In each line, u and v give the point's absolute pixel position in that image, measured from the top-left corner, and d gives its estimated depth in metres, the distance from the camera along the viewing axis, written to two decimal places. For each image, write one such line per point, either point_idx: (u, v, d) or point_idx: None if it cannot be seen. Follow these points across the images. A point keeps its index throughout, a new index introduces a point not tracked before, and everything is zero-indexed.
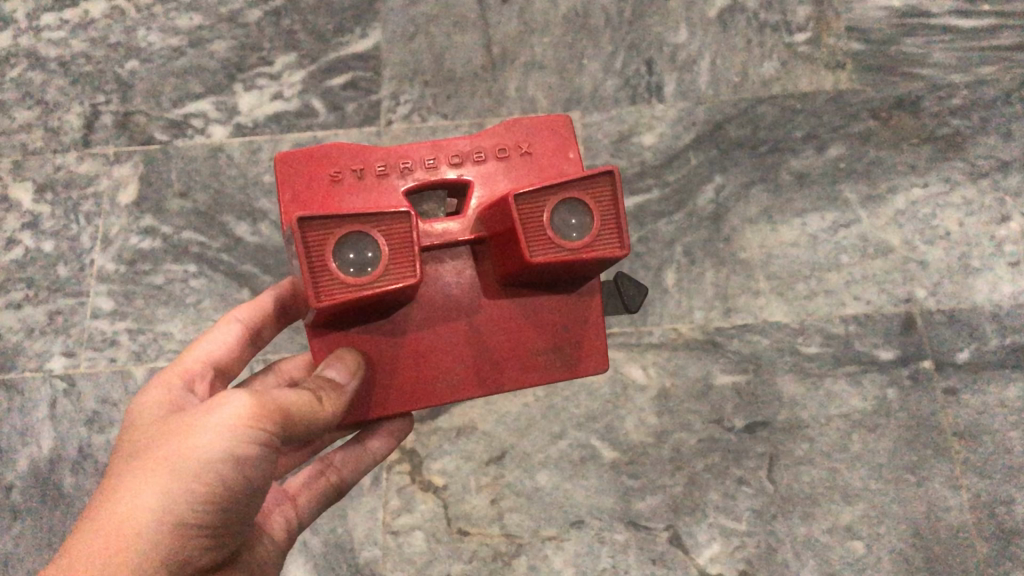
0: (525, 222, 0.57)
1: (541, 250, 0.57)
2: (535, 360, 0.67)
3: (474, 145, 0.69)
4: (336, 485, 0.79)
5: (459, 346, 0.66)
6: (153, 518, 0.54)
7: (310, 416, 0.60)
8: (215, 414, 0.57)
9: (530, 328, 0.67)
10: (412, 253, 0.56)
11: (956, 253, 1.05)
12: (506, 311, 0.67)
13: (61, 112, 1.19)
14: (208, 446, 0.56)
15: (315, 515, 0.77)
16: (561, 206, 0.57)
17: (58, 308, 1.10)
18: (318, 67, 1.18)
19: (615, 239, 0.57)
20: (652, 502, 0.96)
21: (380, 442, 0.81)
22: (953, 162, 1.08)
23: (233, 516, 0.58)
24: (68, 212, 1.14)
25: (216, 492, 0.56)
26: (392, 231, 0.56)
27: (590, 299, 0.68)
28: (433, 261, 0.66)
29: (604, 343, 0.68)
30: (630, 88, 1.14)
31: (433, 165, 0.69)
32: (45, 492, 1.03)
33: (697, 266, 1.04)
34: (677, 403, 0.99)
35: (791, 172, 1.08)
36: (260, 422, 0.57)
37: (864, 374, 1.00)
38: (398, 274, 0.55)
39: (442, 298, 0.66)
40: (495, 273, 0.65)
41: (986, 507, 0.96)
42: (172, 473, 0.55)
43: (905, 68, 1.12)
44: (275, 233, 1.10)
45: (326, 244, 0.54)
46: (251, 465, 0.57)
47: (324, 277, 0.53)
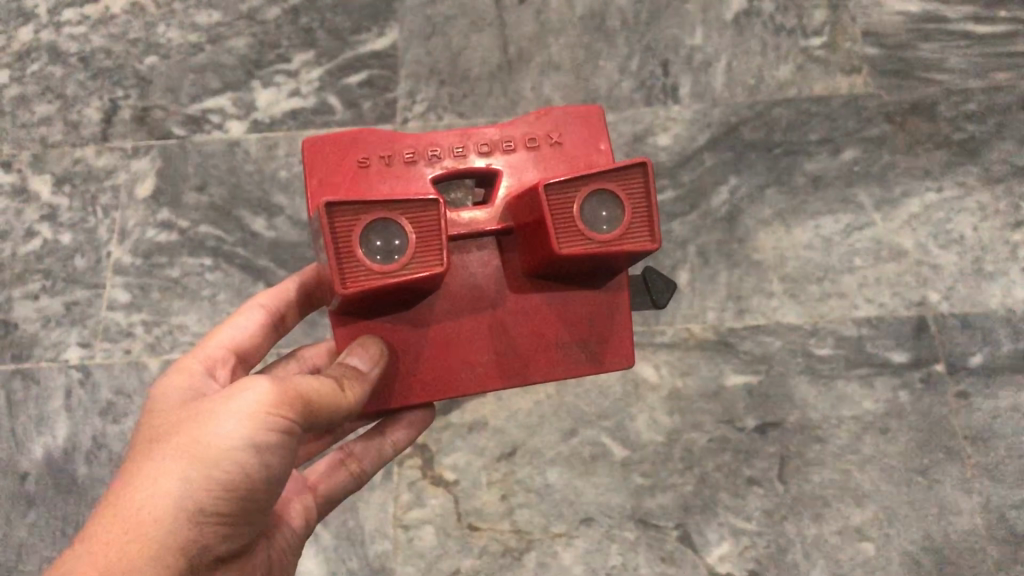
0: (555, 213, 0.57)
1: (569, 242, 0.57)
2: (561, 354, 0.68)
3: (504, 135, 0.70)
4: (356, 475, 0.79)
5: (485, 337, 0.67)
6: (172, 506, 0.56)
7: (334, 404, 0.60)
8: (239, 400, 0.58)
9: (556, 321, 0.68)
10: (439, 242, 0.56)
11: (971, 257, 1.05)
12: (531, 304, 0.67)
13: (81, 106, 1.20)
14: (229, 434, 0.57)
15: (332, 505, 0.78)
16: (590, 199, 0.58)
17: (75, 299, 1.11)
18: (336, 65, 1.18)
19: (646, 233, 0.58)
20: (662, 500, 0.96)
21: (401, 431, 0.80)
22: (968, 167, 1.08)
23: (254, 500, 0.59)
24: (86, 204, 1.15)
25: (235, 478, 0.57)
26: (419, 219, 0.56)
27: (617, 295, 0.68)
28: (460, 251, 0.67)
29: (631, 339, 0.68)
30: (645, 89, 1.14)
31: (461, 154, 0.69)
32: (60, 481, 1.04)
33: (709, 267, 1.04)
34: (689, 403, 1.00)
35: (806, 175, 1.09)
36: (282, 409, 0.57)
37: (876, 377, 1.00)
38: (424, 262, 0.56)
39: (467, 288, 0.67)
40: (521, 265, 0.66)
41: (997, 511, 0.96)
42: (193, 459, 0.56)
43: (921, 71, 1.12)
44: (291, 229, 1.11)
45: (354, 230, 0.55)
46: (272, 452, 0.58)
47: (351, 263, 0.54)
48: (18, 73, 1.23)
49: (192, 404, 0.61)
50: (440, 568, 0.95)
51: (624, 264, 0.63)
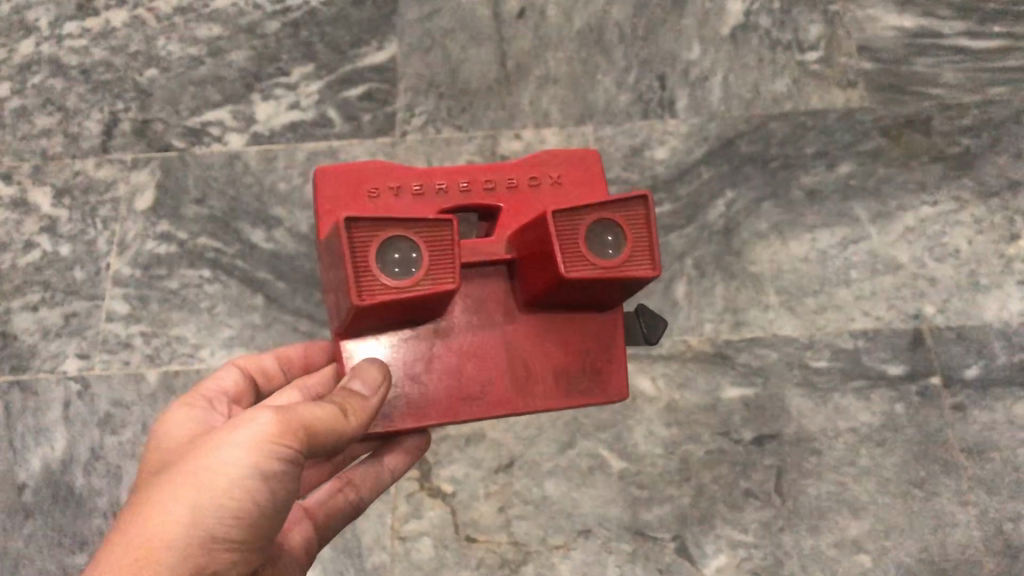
0: (564, 239, 0.60)
1: (577, 267, 0.60)
2: (563, 380, 0.72)
3: (505, 173, 0.75)
4: (354, 503, 0.80)
5: (491, 360, 0.70)
6: (183, 531, 0.56)
7: (335, 431, 0.62)
8: (241, 431, 0.59)
9: (558, 347, 0.72)
10: (452, 262, 0.59)
11: (966, 270, 1.05)
12: (534, 329, 0.71)
13: (81, 119, 1.21)
14: (236, 463, 0.57)
15: (330, 533, 0.78)
16: (596, 225, 0.61)
17: (74, 311, 1.11)
18: (335, 78, 1.19)
19: (648, 262, 0.61)
20: (659, 512, 0.97)
21: (395, 459, 0.82)
22: (963, 181, 1.09)
23: (262, 530, 0.60)
24: (86, 216, 1.16)
25: (244, 507, 0.58)
26: (433, 238, 0.59)
27: (613, 327, 0.73)
28: (465, 277, 0.71)
29: (625, 368, 0.73)
30: (643, 103, 1.15)
31: (465, 188, 0.74)
32: (58, 492, 1.04)
33: (707, 279, 1.05)
34: (686, 415, 1.00)
35: (802, 188, 1.10)
36: (286, 438, 0.59)
37: (872, 389, 1.01)
38: (436, 280, 0.59)
39: (472, 314, 0.71)
40: (524, 292, 0.70)
41: (993, 523, 0.96)
42: (200, 487, 0.57)
43: (915, 86, 1.13)
44: (291, 241, 1.12)
45: (372, 245, 0.57)
46: (277, 480, 0.59)
47: (368, 277, 0.57)
48: (19, 85, 1.23)
49: (193, 443, 0.62)
50: None
51: (622, 293, 0.67)
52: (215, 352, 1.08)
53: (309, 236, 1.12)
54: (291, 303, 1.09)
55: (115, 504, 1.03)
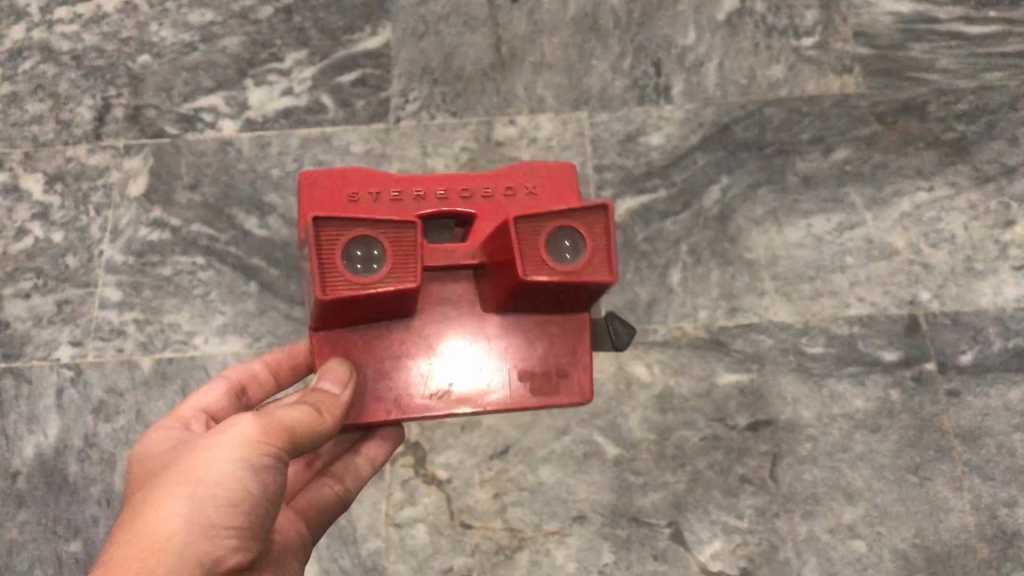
0: (523, 242, 0.61)
1: (535, 272, 0.61)
2: (527, 385, 0.72)
3: (483, 181, 0.77)
4: (341, 495, 0.80)
5: (456, 361, 0.72)
6: (184, 521, 0.56)
7: (313, 433, 0.64)
8: (224, 434, 0.60)
9: (525, 352, 0.72)
10: (414, 263, 0.61)
11: (962, 256, 1.05)
12: (500, 332, 0.73)
13: (73, 105, 1.20)
14: (226, 457, 0.58)
15: (323, 526, 0.77)
16: (557, 231, 0.62)
17: (67, 298, 1.10)
18: (329, 64, 1.19)
19: (606, 269, 0.62)
20: (654, 498, 0.96)
21: (375, 448, 0.83)
22: (958, 166, 1.09)
23: (257, 535, 0.60)
24: (78, 203, 1.15)
25: (239, 506, 0.58)
26: (398, 239, 0.60)
27: (582, 334, 0.73)
28: (436, 281, 0.73)
29: (592, 377, 0.73)
30: (638, 89, 1.15)
31: (443, 194, 0.76)
32: (51, 479, 1.03)
33: (702, 266, 1.05)
34: (680, 401, 1.00)
35: (797, 174, 1.09)
36: (269, 438, 0.60)
37: (867, 375, 1.00)
38: (398, 278, 0.60)
39: (439, 314, 0.73)
40: (492, 296, 0.71)
41: (989, 508, 0.95)
42: (194, 482, 0.57)
43: (912, 72, 1.13)
44: (284, 227, 1.11)
45: (336, 243, 0.58)
46: (269, 473, 0.60)
47: (331, 274, 0.59)
48: (10, 72, 1.23)
49: (177, 453, 0.63)
50: (432, 567, 0.95)
51: (585, 299, 0.68)
52: (208, 339, 1.07)
53: None
54: (284, 289, 1.09)
55: (108, 491, 1.02)
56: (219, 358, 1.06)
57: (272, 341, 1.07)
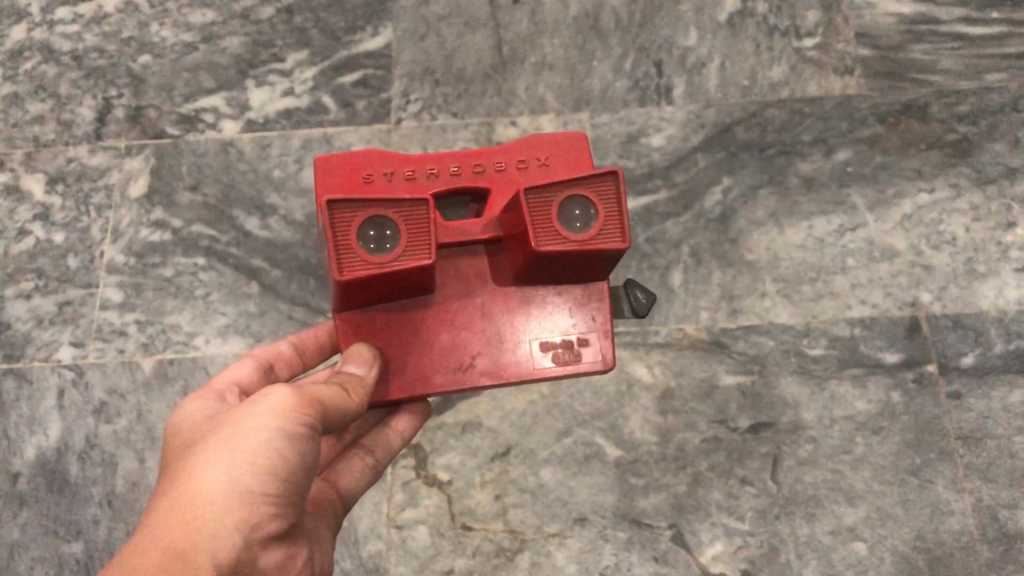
0: (534, 215, 0.64)
1: (548, 241, 0.64)
2: (548, 354, 0.74)
3: (494, 158, 0.78)
4: (371, 468, 0.80)
5: (475, 334, 0.73)
6: (223, 491, 0.58)
7: (344, 405, 0.65)
8: (261, 403, 0.61)
9: (542, 320, 0.74)
10: (428, 237, 0.63)
11: (963, 258, 1.05)
12: (519, 305, 0.74)
13: (74, 105, 1.20)
14: (262, 428, 0.59)
15: (353, 498, 0.77)
16: (567, 203, 0.65)
17: (68, 299, 1.10)
18: (330, 64, 1.19)
19: (617, 234, 0.65)
20: (654, 500, 0.96)
21: (404, 422, 0.82)
22: (960, 168, 1.09)
23: (293, 502, 0.61)
24: (79, 204, 1.15)
25: (275, 474, 0.59)
26: (410, 216, 0.63)
27: (600, 300, 0.75)
28: (452, 256, 0.74)
29: (609, 341, 0.74)
30: (640, 89, 1.14)
31: (456, 173, 0.78)
32: (53, 480, 1.03)
33: (703, 267, 1.05)
34: (681, 403, 1.00)
35: (799, 175, 1.09)
36: (305, 408, 0.61)
37: (869, 377, 1.00)
38: (412, 255, 0.63)
39: (457, 290, 0.74)
40: (510, 269, 0.73)
41: (989, 511, 0.95)
42: (232, 451, 0.59)
43: (914, 73, 1.13)
44: (285, 228, 1.11)
45: (352, 224, 0.62)
46: (304, 443, 0.61)
47: (348, 253, 0.62)
48: (11, 72, 1.23)
49: (217, 419, 0.64)
50: (434, 568, 0.95)
51: (600, 264, 0.70)
52: (209, 340, 1.07)
53: (303, 224, 1.12)
54: (285, 291, 1.09)
55: (109, 493, 1.02)
56: (220, 359, 1.06)
57: (273, 341, 1.07)
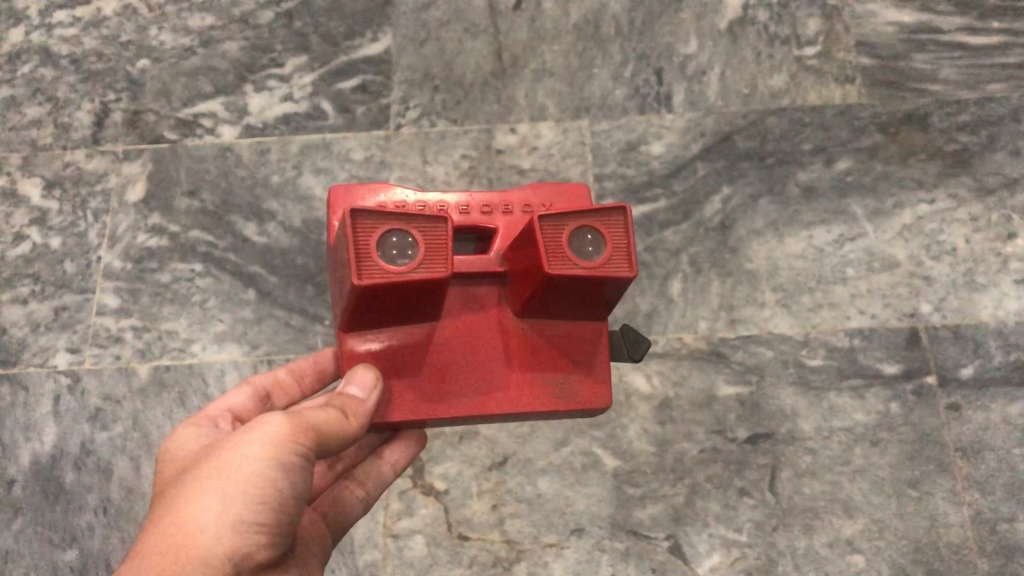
0: (547, 241, 0.64)
1: (559, 266, 0.63)
2: (547, 389, 0.74)
3: (502, 200, 0.79)
4: (363, 500, 0.80)
5: (475, 365, 0.73)
6: (216, 519, 0.57)
7: (340, 433, 0.65)
8: (255, 432, 0.61)
9: (541, 356, 0.74)
10: (445, 256, 0.62)
11: (963, 269, 1.05)
12: (520, 338, 0.74)
13: (72, 109, 1.20)
14: (255, 457, 0.59)
15: (344, 528, 0.77)
16: (579, 233, 0.65)
17: (64, 304, 1.10)
18: (329, 70, 1.19)
19: (625, 265, 0.64)
20: (652, 510, 0.96)
21: (395, 451, 0.82)
22: (960, 178, 1.08)
23: (285, 532, 0.61)
24: (76, 208, 1.15)
25: (267, 504, 0.59)
26: (429, 234, 0.62)
27: (600, 340, 0.76)
28: (458, 289, 0.75)
29: (608, 381, 0.75)
30: (639, 97, 1.14)
31: (464, 211, 0.78)
32: (47, 487, 1.02)
33: (702, 277, 1.04)
34: (680, 413, 0.99)
35: (799, 184, 1.09)
36: (298, 437, 0.61)
37: (868, 389, 1.00)
38: (431, 269, 0.61)
39: (461, 322, 0.74)
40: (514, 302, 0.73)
41: (987, 523, 0.95)
42: (226, 479, 0.58)
43: (915, 82, 1.13)
44: (283, 234, 1.11)
45: (373, 235, 0.60)
46: (297, 472, 0.61)
47: (368, 261, 0.60)
48: (9, 75, 1.22)
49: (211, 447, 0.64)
50: None
51: (605, 298, 0.69)
52: (206, 347, 1.07)
53: (301, 230, 1.11)
54: (283, 297, 1.08)
55: (104, 500, 1.01)
56: (217, 366, 1.06)
57: (270, 348, 1.06)
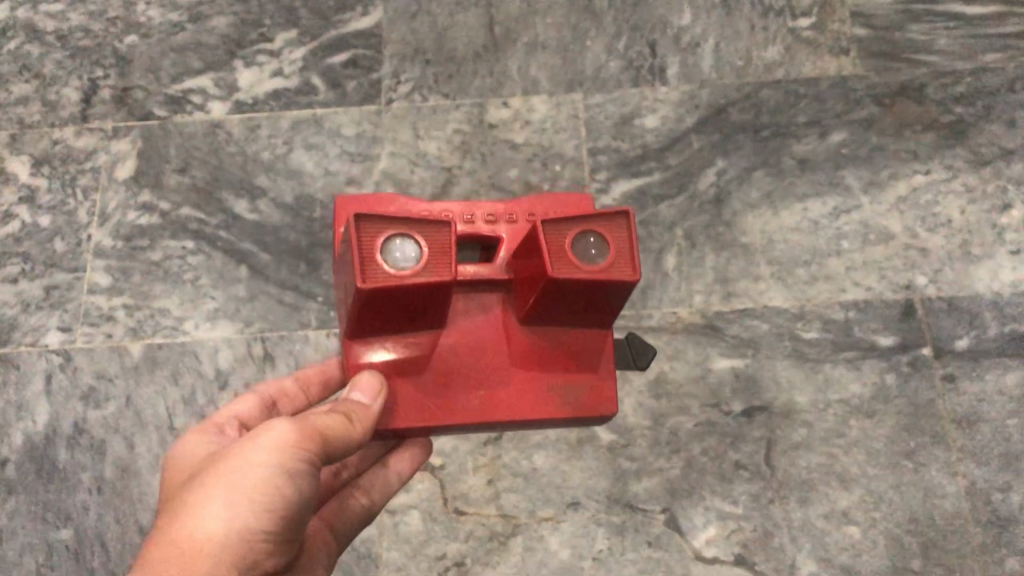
0: (550, 246, 0.63)
1: (563, 271, 0.63)
2: (551, 395, 0.72)
3: (509, 207, 0.76)
4: (367, 509, 0.79)
5: (478, 370, 0.71)
6: (222, 527, 0.57)
7: (346, 439, 0.64)
8: (261, 439, 0.60)
9: (547, 361, 0.72)
10: (450, 260, 0.61)
11: (958, 240, 1.04)
12: (526, 343, 0.72)
13: (59, 86, 1.18)
14: (261, 465, 0.59)
15: (348, 539, 0.76)
16: (582, 237, 0.64)
17: (55, 283, 1.09)
18: (319, 44, 1.17)
19: (629, 269, 0.63)
20: (648, 484, 0.96)
21: (402, 460, 0.82)
22: (955, 150, 1.08)
23: (288, 540, 0.61)
24: (65, 186, 1.13)
25: (272, 510, 0.59)
26: (432, 239, 0.61)
27: (604, 344, 0.73)
28: (463, 295, 0.73)
29: (614, 388, 0.73)
30: (633, 70, 1.13)
31: (469, 218, 0.75)
32: (41, 467, 1.02)
33: (697, 250, 1.04)
34: (676, 386, 0.99)
35: (793, 157, 1.08)
36: (305, 444, 0.60)
37: (863, 360, 0.99)
38: (435, 275, 0.61)
39: (466, 327, 0.72)
40: (518, 309, 0.71)
41: (982, 494, 0.94)
42: (232, 487, 0.58)
43: (910, 53, 1.12)
44: (275, 211, 1.10)
45: (376, 242, 0.60)
46: (302, 479, 0.60)
47: (371, 266, 0.59)
48: None
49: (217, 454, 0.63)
50: (427, 553, 0.94)
51: (610, 304, 0.68)
52: (199, 325, 1.06)
53: (293, 206, 1.10)
54: (275, 274, 1.07)
55: (98, 479, 1.01)
56: (210, 344, 1.05)
57: (263, 326, 1.05)
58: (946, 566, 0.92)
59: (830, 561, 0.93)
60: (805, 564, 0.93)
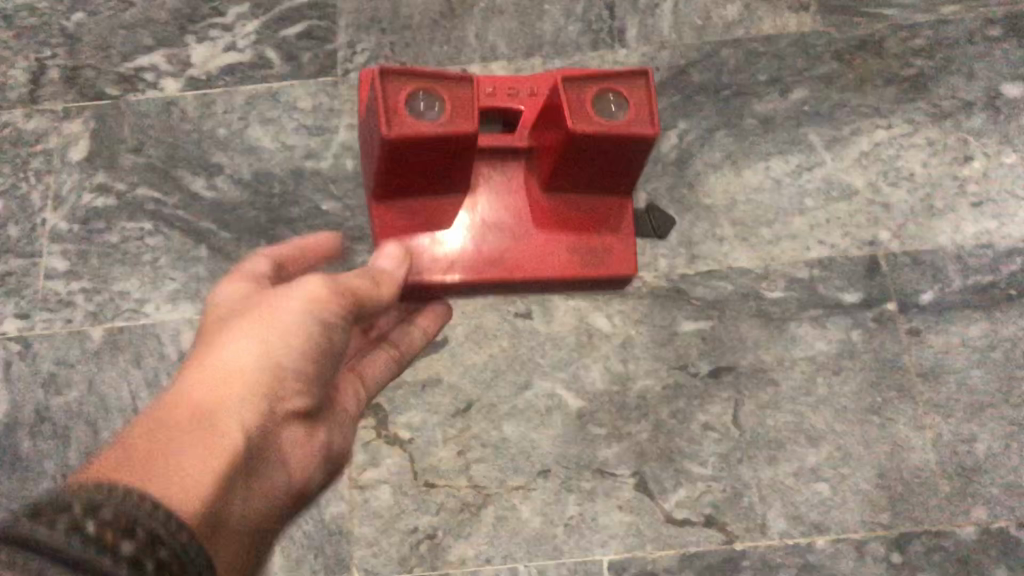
0: (572, 99, 0.73)
1: (583, 121, 0.72)
2: (576, 257, 0.84)
3: (531, 82, 0.85)
4: (397, 360, 0.83)
5: (513, 237, 0.84)
6: (255, 360, 0.62)
7: (373, 295, 0.71)
8: (290, 289, 0.65)
9: (571, 224, 0.85)
10: (470, 109, 0.72)
11: (920, 194, 1.04)
12: (555, 207, 0.84)
13: (6, 68, 1.15)
14: (294, 315, 0.64)
15: (378, 391, 0.80)
16: (603, 97, 0.74)
17: (11, 270, 1.07)
18: (272, 17, 1.15)
19: (649, 121, 0.73)
20: (617, 449, 0.96)
21: (430, 318, 0.89)
22: (916, 104, 1.07)
23: (314, 386, 0.66)
24: (17, 170, 1.11)
25: (305, 357, 0.64)
26: (449, 94, 0.72)
27: (625, 210, 0.85)
28: (489, 167, 0.85)
29: (632, 253, 0.85)
30: (592, 33, 1.12)
31: (491, 93, 0.84)
32: (4, 456, 1.01)
33: (661, 214, 1.03)
34: (642, 350, 0.99)
35: (755, 116, 1.07)
36: (332, 302, 0.65)
37: (829, 318, 0.99)
38: (453, 123, 0.71)
39: (500, 197, 0.85)
40: (538, 176, 0.84)
41: (948, 445, 0.95)
42: (265, 326, 0.63)
43: (868, 7, 1.11)
44: (233, 188, 1.08)
45: (398, 91, 0.71)
46: (330, 327, 0.66)
47: (394, 115, 0.70)
48: None
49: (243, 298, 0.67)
50: (399, 527, 0.94)
51: (632, 163, 0.78)
52: (160, 307, 1.05)
53: (251, 182, 1.09)
54: (235, 253, 1.06)
55: (63, 466, 1.00)
56: (171, 326, 1.04)
57: None
58: (914, 519, 0.93)
59: (800, 519, 0.93)
60: (776, 523, 0.93)
